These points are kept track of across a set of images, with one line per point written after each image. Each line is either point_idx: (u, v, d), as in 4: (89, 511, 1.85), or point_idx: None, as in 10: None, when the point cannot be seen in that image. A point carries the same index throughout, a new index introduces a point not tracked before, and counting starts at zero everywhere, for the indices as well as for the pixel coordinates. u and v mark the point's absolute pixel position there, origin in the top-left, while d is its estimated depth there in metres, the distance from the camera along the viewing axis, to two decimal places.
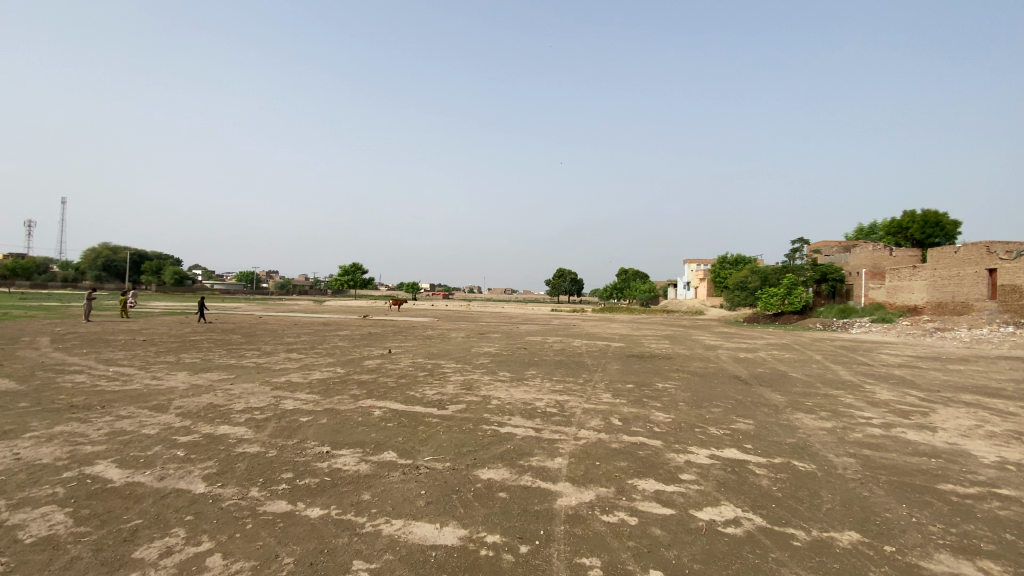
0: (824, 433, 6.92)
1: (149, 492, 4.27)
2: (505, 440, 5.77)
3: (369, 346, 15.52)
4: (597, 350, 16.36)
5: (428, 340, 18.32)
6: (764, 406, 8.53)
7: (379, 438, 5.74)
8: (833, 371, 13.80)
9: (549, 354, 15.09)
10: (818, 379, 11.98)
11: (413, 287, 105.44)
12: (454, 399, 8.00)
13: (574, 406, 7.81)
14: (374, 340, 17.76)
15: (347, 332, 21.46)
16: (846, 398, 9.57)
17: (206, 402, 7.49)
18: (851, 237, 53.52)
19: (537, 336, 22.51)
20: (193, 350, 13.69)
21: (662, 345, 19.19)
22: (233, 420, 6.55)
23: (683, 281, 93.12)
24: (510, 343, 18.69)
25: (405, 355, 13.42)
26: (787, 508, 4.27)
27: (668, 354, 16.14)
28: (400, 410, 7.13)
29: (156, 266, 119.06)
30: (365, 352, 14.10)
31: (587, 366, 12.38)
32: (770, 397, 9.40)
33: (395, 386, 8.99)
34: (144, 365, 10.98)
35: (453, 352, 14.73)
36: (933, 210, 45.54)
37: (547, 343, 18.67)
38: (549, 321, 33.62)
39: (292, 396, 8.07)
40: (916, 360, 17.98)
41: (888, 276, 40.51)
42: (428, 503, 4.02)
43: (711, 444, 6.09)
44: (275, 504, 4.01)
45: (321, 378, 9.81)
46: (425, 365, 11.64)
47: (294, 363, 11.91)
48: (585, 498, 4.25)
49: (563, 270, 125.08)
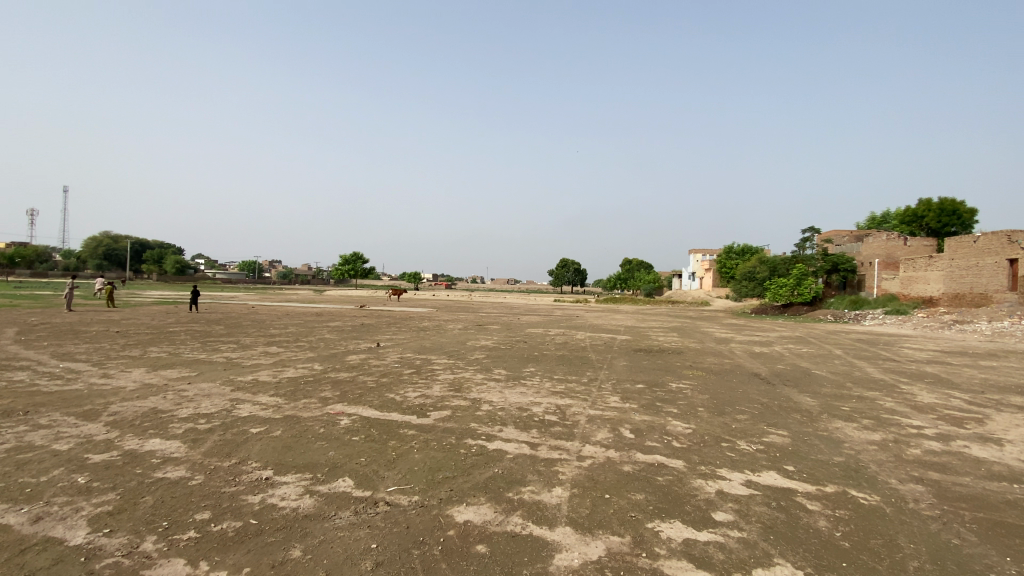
0: (875, 450, 5.81)
1: (9, 544, 3.21)
2: (492, 462, 4.67)
3: (356, 339, 14.44)
4: (602, 344, 15.21)
5: (422, 333, 17.18)
6: (796, 412, 7.42)
7: (336, 461, 4.65)
8: (860, 368, 12.66)
9: (550, 348, 13.98)
10: (847, 378, 10.86)
11: (414, 276, 104.17)
12: (439, 404, 6.90)
13: (577, 412, 6.70)
14: (364, 332, 16.62)
15: (338, 323, 20.34)
16: (885, 403, 8.45)
17: (147, 408, 6.41)
18: (863, 225, 52.02)
19: (538, 328, 21.37)
20: (165, 343, 12.60)
21: (672, 339, 18.01)
22: (167, 433, 5.47)
23: (688, 271, 91.64)
24: (509, 336, 17.56)
25: (394, 350, 12.33)
26: (864, 570, 3.19)
27: (679, 348, 15.00)
28: (372, 420, 6.04)
29: (158, 256, 118.57)
30: (351, 346, 13.01)
31: (592, 363, 11.25)
32: (800, 400, 8.29)
33: (373, 387, 7.90)
34: (101, 361, 9.91)
35: (446, 345, 13.65)
36: (951, 198, 44.02)
37: (548, 336, 17.54)
38: (551, 312, 32.48)
39: (251, 400, 6.99)
40: (943, 355, 16.83)
41: (902, 267, 39.18)
42: (375, 566, 2.95)
43: (745, 465, 4.98)
44: (168, 566, 2.96)
45: (293, 377, 8.72)
46: (413, 361, 10.55)
47: (269, 359, 10.81)
48: (591, 555, 3.15)
49: (567, 261, 123.96)
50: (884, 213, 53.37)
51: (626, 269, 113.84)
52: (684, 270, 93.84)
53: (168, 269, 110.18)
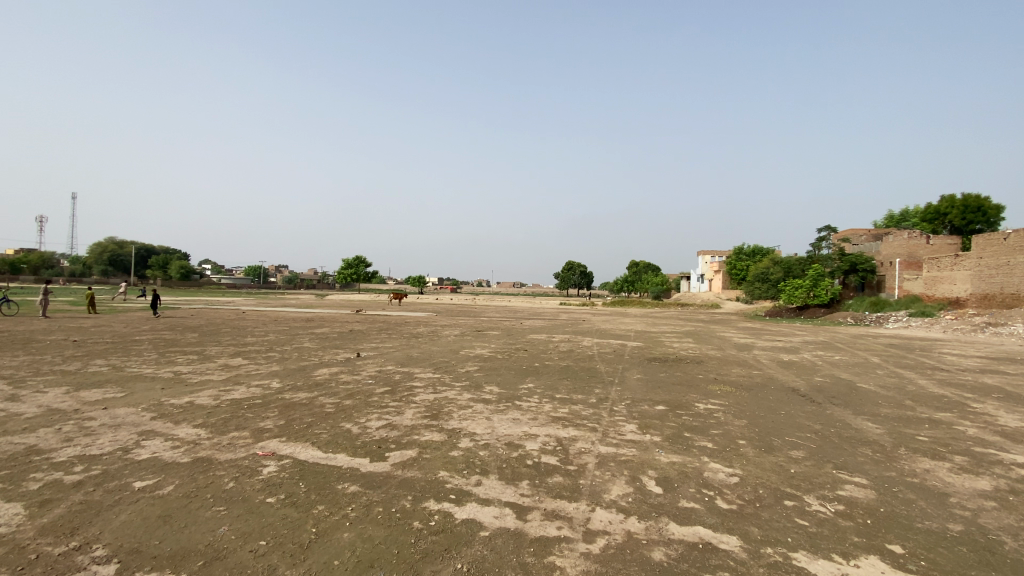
0: (999, 511, 4.19)
1: None
2: (454, 549, 3.11)
3: (335, 348, 12.90)
4: (611, 352, 13.57)
5: (412, 340, 15.59)
6: (865, 446, 5.80)
7: (220, 548, 3.11)
8: (912, 380, 10.94)
9: (553, 357, 12.35)
10: (903, 394, 9.19)
11: (419, 278, 102.83)
12: (405, 438, 5.32)
13: (585, 449, 5.11)
14: (347, 339, 15.07)
15: (325, 328, 18.84)
16: (967, 429, 6.80)
17: (20, 448, 4.94)
18: (881, 225, 50.02)
19: (540, 333, 19.72)
20: (115, 354, 11.10)
21: (688, 345, 16.32)
22: (14, 491, 3.98)
23: (697, 273, 89.67)
24: (509, 342, 15.94)
25: (374, 361, 10.76)
26: None
27: (699, 357, 13.31)
28: (306, 468, 4.49)
29: (163, 261, 118.35)
30: (326, 356, 11.46)
31: (601, 376, 9.62)
32: (863, 427, 6.64)
33: (329, 413, 6.35)
34: (25, 377, 8.46)
35: (435, 356, 12.06)
36: (974, 194, 42.01)
37: (552, 343, 15.88)
38: (557, 316, 30.91)
39: (164, 434, 5.49)
40: (994, 363, 15.06)
41: (925, 267, 37.27)
42: None
43: (833, 546, 3.39)
44: None
45: (238, 398, 7.20)
46: (390, 376, 8.98)
47: (224, 372, 9.28)
48: None
49: (572, 264, 122.45)
50: (903, 210, 51.34)
51: (633, 272, 111.91)
52: (693, 273, 91.80)
53: (173, 275, 109.73)
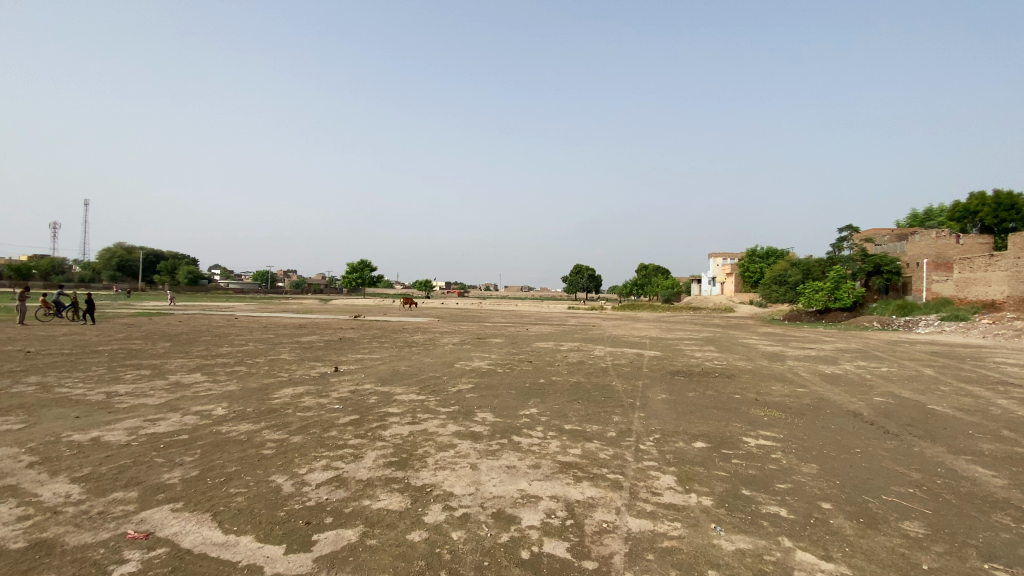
0: None
1: None
2: None
3: (313, 359, 11.35)
4: (627, 364, 11.91)
5: (404, 349, 14.04)
6: (1002, 513, 4.12)
7: None
8: (989, 401, 9.15)
9: (561, 371, 10.71)
10: (994, 421, 7.46)
11: (427, 283, 103.57)
12: (350, 504, 3.75)
13: (608, 526, 3.51)
14: (332, 349, 13.55)
15: (313, 336, 17.38)
16: None
17: None
18: (904, 224, 47.85)
19: (547, 341, 18.11)
20: (55, 369, 9.63)
21: (712, 355, 14.61)
22: None
23: (709, 276, 87.63)
24: (513, 352, 14.34)
25: (351, 377, 9.21)
26: None
27: (729, 371, 11.59)
28: (182, 567, 2.94)
29: (172, 266, 118.88)
30: (298, 370, 9.93)
31: (618, 397, 7.98)
32: (978, 478, 4.95)
33: (263, 459, 4.80)
34: None
35: (425, 369, 10.49)
36: (1007, 191, 39.79)
37: (560, 353, 14.23)
38: (566, 322, 29.26)
39: (21, 496, 3.98)
40: None
41: (956, 268, 35.15)
42: None
43: None
44: None
45: (161, 432, 5.68)
46: (364, 399, 7.41)
47: (167, 392, 7.79)
48: None
49: (580, 267, 121.10)
50: (928, 210, 49.12)
51: (642, 275, 110.08)
52: (705, 275, 89.88)
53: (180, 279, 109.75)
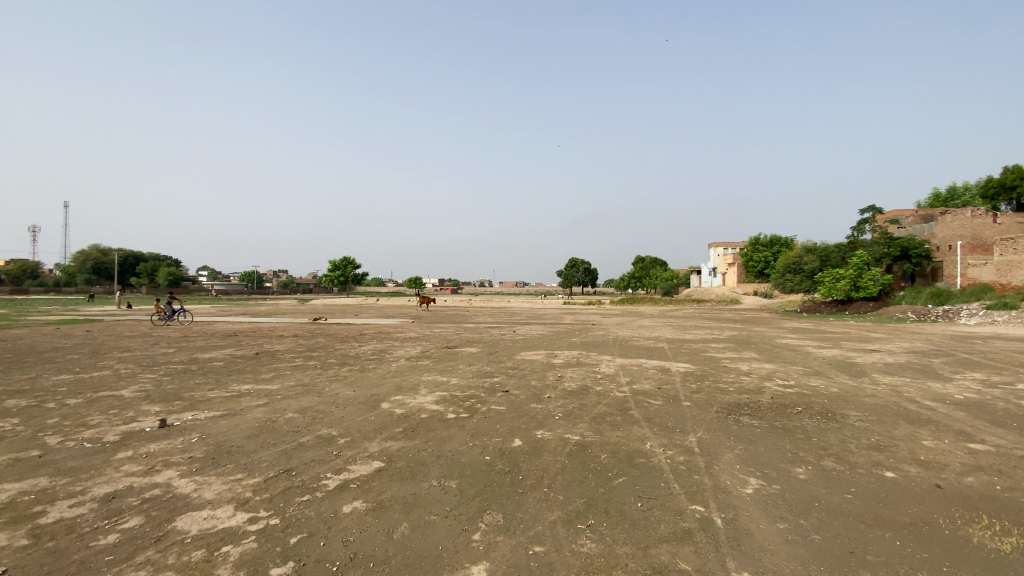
0: None
1: None
2: None
3: (151, 402, 6.98)
4: (656, 395, 7.61)
5: (327, 372, 9.63)
6: None
7: None
8: None
9: (553, 413, 6.41)
10: None
11: (416, 279, 100.66)
12: None
13: None
14: (215, 377, 9.11)
15: (225, 350, 12.96)
16: None
17: None
18: (925, 205, 43.97)
19: (537, 349, 13.84)
20: None
21: (765, 368, 10.38)
22: None
23: (710, 267, 83.40)
24: (485, 371, 9.95)
25: (156, 451, 4.89)
26: None
27: (816, 401, 7.34)
28: None
29: (150, 267, 113.34)
30: (85, 431, 5.60)
31: (670, 499, 3.76)
32: None
33: None
34: None
35: (323, 417, 6.17)
36: None
37: (552, 371, 9.88)
38: (560, 321, 25.04)
39: None
40: None
41: (997, 250, 31.21)
42: None
43: None
44: None
45: None
46: (78, 545, 3.13)
47: None
48: None
49: (574, 262, 116.76)
50: (951, 190, 45.34)
51: (640, 267, 105.75)
52: (705, 266, 85.98)
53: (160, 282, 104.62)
